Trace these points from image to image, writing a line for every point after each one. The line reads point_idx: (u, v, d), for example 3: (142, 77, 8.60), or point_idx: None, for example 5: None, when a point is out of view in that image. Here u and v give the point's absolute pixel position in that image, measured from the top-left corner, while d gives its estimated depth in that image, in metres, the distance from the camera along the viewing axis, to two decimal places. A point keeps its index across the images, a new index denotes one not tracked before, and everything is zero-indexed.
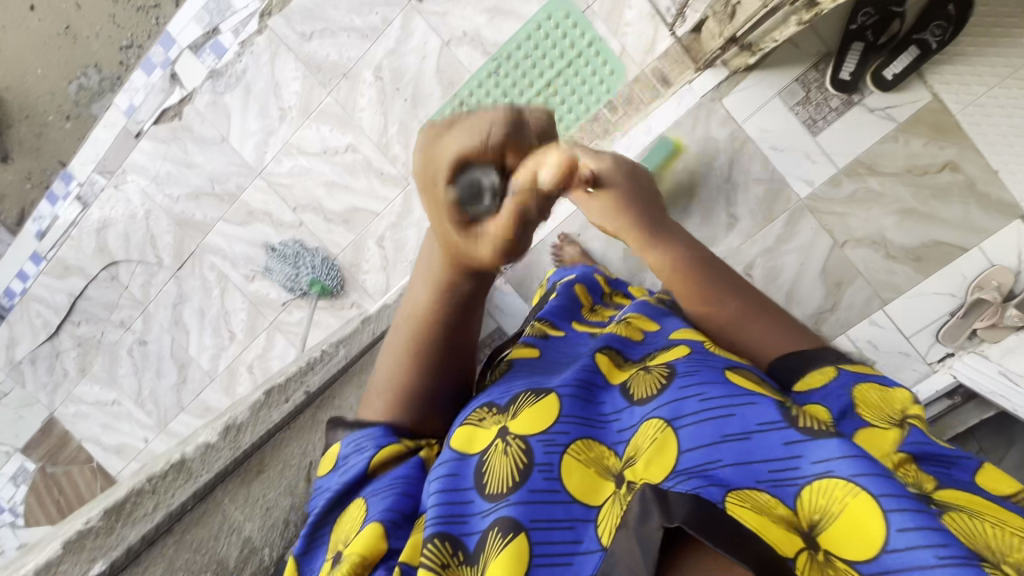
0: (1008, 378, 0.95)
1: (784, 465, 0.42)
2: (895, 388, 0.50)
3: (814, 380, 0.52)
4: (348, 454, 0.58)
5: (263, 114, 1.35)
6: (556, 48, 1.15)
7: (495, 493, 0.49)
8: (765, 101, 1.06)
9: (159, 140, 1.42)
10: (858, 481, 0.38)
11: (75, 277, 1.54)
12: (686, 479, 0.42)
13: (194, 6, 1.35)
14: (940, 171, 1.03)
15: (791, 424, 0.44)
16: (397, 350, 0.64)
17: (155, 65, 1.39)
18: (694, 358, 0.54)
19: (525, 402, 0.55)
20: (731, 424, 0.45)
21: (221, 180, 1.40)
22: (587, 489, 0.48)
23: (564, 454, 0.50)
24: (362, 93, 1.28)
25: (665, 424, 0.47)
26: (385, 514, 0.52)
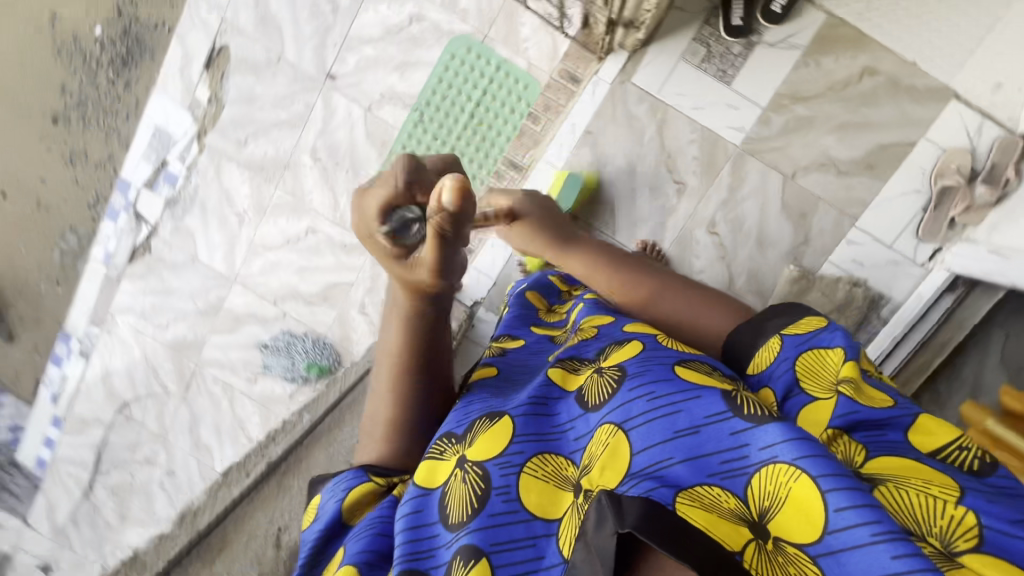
0: (998, 254, 0.95)
1: (733, 455, 0.43)
2: (835, 347, 0.53)
3: (764, 359, 0.56)
4: (327, 501, 0.60)
5: (223, 225, 1.39)
6: (468, 83, 1.22)
7: (455, 524, 0.51)
8: (672, 66, 1.06)
9: (138, 277, 1.48)
10: (801, 463, 0.40)
11: (95, 427, 1.59)
12: (638, 483, 0.44)
13: (140, 147, 1.46)
14: (861, 80, 1.04)
15: (736, 413, 0.45)
16: (387, 391, 0.65)
17: (118, 210, 1.50)
18: (643, 360, 0.56)
19: (481, 428, 0.56)
20: (679, 420, 0.47)
21: (201, 297, 1.45)
22: (547, 504, 0.50)
23: (520, 474, 0.51)
24: (306, 178, 1.33)
25: (615, 429, 0.49)
26: (360, 555, 0.53)
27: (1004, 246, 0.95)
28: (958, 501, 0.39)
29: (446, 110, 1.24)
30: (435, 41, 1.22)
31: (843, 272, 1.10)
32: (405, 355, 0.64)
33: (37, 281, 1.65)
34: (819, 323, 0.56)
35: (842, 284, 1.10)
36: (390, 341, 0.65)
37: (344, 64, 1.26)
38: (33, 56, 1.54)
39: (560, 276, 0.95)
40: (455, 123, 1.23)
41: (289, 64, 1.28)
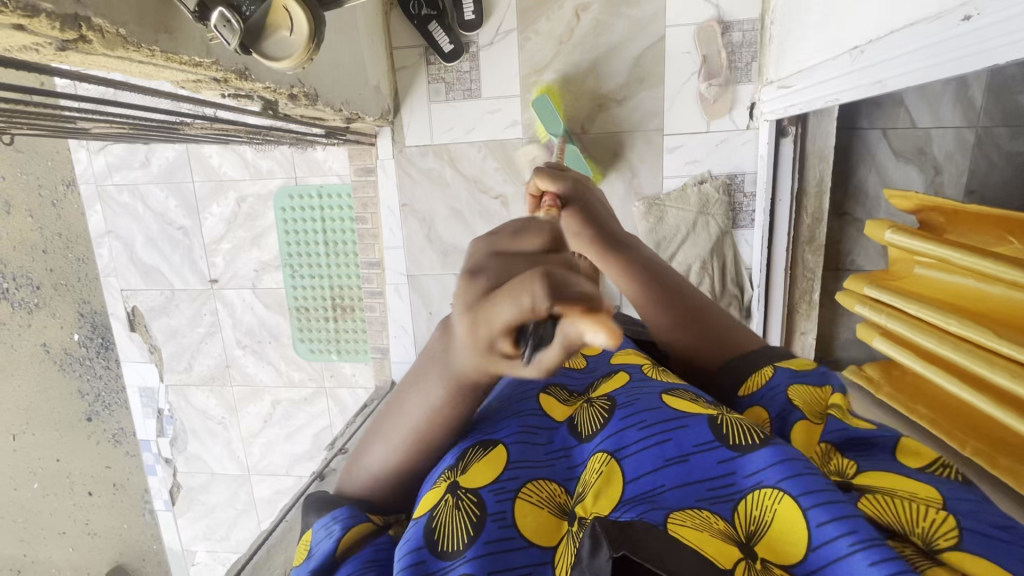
0: (784, 85, 0.93)
1: (721, 481, 0.38)
2: (827, 385, 0.45)
3: (755, 382, 0.47)
4: (319, 537, 0.46)
5: (215, 436, 1.59)
6: (307, 219, 1.34)
7: (450, 551, 0.39)
8: (429, 114, 1.14)
9: (185, 511, 1.68)
10: (783, 486, 0.35)
11: None
12: (632, 507, 0.37)
13: (136, 408, 1.62)
14: (580, 19, 1.05)
15: (723, 440, 0.39)
16: (399, 448, 0.46)
17: (153, 464, 1.66)
18: (635, 383, 0.48)
19: (474, 455, 0.44)
20: (668, 447, 0.40)
21: (236, 499, 1.64)
22: (546, 530, 0.40)
23: (517, 499, 0.41)
24: (247, 366, 1.50)
25: (608, 456, 0.42)
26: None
27: (786, 75, 0.92)
28: (940, 507, 0.33)
29: (307, 250, 1.37)
30: (264, 206, 1.37)
31: (686, 177, 1.10)
32: (430, 424, 0.44)
33: (151, 539, 1.73)
34: (804, 363, 0.48)
35: (690, 189, 1.10)
36: (419, 399, 0.43)
37: (216, 266, 1.44)
38: (27, 371, 1.51)
39: None
40: (319, 256, 1.36)
41: (181, 291, 1.47)
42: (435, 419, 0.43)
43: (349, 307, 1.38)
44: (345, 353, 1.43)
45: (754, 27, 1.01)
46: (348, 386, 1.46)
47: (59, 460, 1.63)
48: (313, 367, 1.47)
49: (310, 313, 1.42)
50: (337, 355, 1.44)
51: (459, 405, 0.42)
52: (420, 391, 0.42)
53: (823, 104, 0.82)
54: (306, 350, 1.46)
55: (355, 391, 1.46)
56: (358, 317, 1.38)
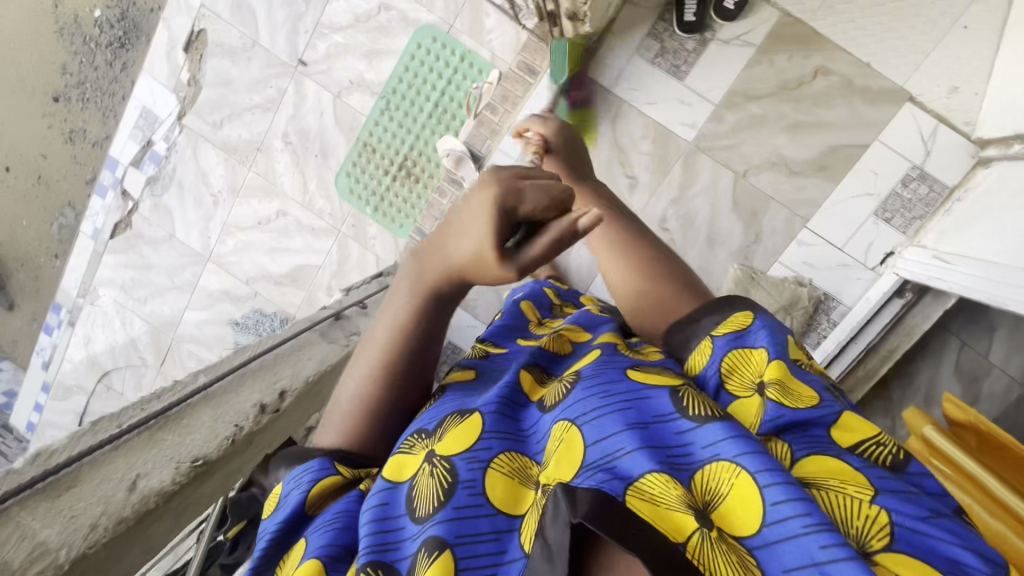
0: (941, 258, 0.95)
1: (678, 451, 0.39)
2: (759, 347, 0.45)
3: (697, 361, 0.47)
4: (287, 489, 0.50)
5: (199, 204, 1.44)
6: (434, 72, 1.24)
7: (422, 515, 0.43)
8: (626, 62, 1.07)
9: (120, 252, 1.52)
10: (741, 460, 0.36)
11: (77, 395, 1.66)
12: (590, 474, 0.38)
13: (127, 125, 1.44)
14: (813, 79, 1.02)
15: (683, 412, 0.41)
16: (367, 378, 0.57)
17: (107, 187, 1.49)
18: (605, 360, 0.48)
19: (451, 423, 0.48)
20: (630, 412, 0.41)
21: (178, 272, 1.49)
22: (509, 499, 0.43)
23: (486, 469, 0.44)
24: (277, 160, 1.37)
25: (568, 425, 0.42)
26: (326, 548, 0.45)
27: (947, 250, 0.95)
28: (873, 497, 0.34)
29: (412, 99, 1.26)
30: (402, 31, 1.24)
31: (794, 273, 1.11)
32: (391, 337, 0.58)
33: (40, 253, 1.63)
34: (741, 320, 0.47)
35: (788, 285, 1.10)
36: (389, 317, 0.59)
37: (314, 50, 1.29)
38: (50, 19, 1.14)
39: (554, 288, 0.87)
40: (421, 112, 1.26)
41: (263, 50, 1.32)
42: (392, 339, 0.57)
43: (416, 176, 1.30)
44: (380, 214, 1.34)
45: (942, 192, 1.02)
46: (363, 245, 1.37)
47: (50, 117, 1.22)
48: (341, 207, 1.36)
49: (373, 155, 1.31)
50: (372, 212, 1.35)
51: (420, 319, 0.58)
52: (391, 305, 0.59)
53: (983, 296, 0.85)
54: (345, 187, 1.35)
55: (367, 253, 1.37)
56: (418, 190, 1.30)
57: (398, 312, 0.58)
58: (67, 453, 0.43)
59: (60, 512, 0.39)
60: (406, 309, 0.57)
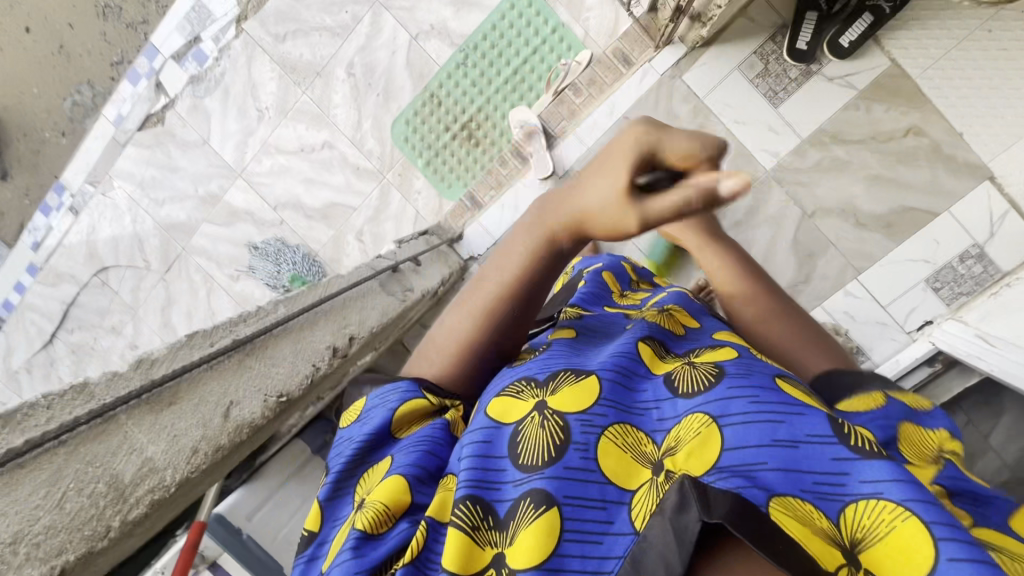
0: (983, 339, 0.91)
1: (828, 479, 0.37)
2: (936, 429, 0.47)
3: (861, 403, 0.47)
4: (371, 405, 0.52)
5: (242, 116, 1.36)
6: (521, 37, 1.18)
7: (527, 464, 0.43)
8: (726, 74, 1.05)
9: (144, 147, 1.44)
10: (908, 505, 0.34)
11: (68, 283, 1.59)
12: (726, 476, 0.37)
13: (177, 15, 1.34)
14: (904, 137, 1.01)
15: (842, 439, 0.38)
16: (471, 321, 0.54)
17: (140, 75, 1.40)
18: (747, 361, 0.48)
19: (565, 379, 0.47)
20: (779, 428, 0.39)
21: (204, 181, 1.42)
22: (623, 473, 0.42)
23: (601, 436, 0.43)
24: (335, 89, 1.30)
25: (709, 419, 0.41)
26: (410, 468, 0.47)
27: (991, 333, 0.91)
28: None
29: (492, 59, 1.21)
30: None
31: (832, 320, 1.10)
32: (508, 287, 0.53)
33: (43, 125, 1.56)
34: (873, 399, 0.47)
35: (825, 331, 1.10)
36: (504, 256, 0.53)
37: None
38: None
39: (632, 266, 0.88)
40: (498, 76, 1.21)
41: None
42: (504, 283, 0.53)
43: (477, 139, 1.25)
44: (431, 169, 1.30)
45: (994, 274, 1.01)
46: (406, 197, 1.33)
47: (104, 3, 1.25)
48: (391, 153, 1.31)
49: (438, 108, 1.26)
50: (423, 165, 1.30)
51: (535, 267, 0.52)
52: (510, 246, 0.54)
53: (1021, 385, 0.79)
54: (401, 134, 1.29)
55: (408, 206, 1.33)
56: (476, 154, 1.26)
57: (513, 257, 0.52)
58: (165, 370, 0.54)
59: (163, 429, 0.52)
60: (523, 256, 0.52)
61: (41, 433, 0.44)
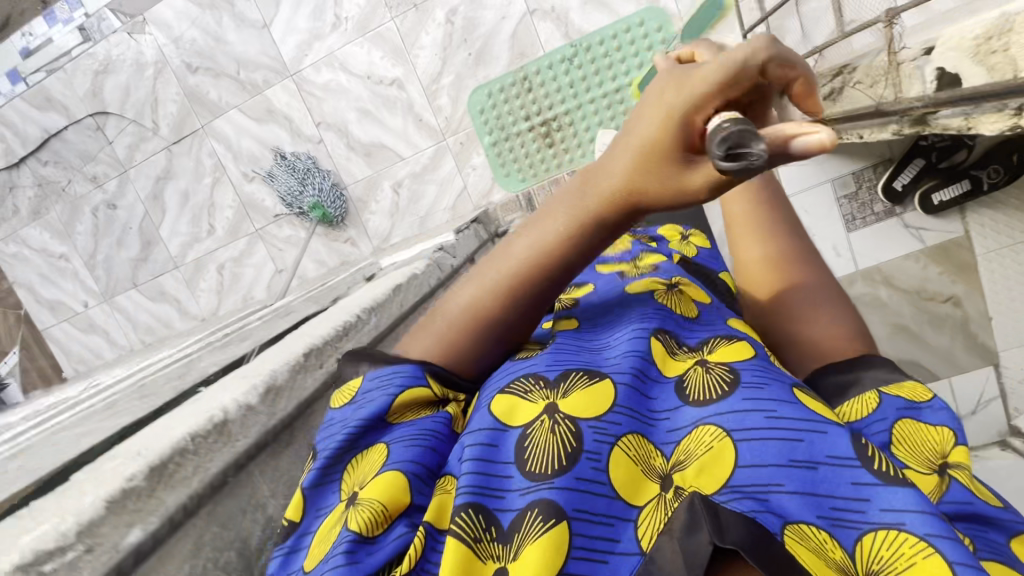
0: None
1: (849, 504, 0.24)
2: (940, 425, 0.29)
3: (849, 411, 0.31)
4: (367, 387, 0.34)
5: (315, 16, 1.23)
6: (637, 57, 1.11)
7: (534, 469, 0.27)
8: (816, 183, 1.10)
9: (194, 3, 1.27)
10: (934, 542, 0.22)
11: (55, 113, 1.41)
12: (743, 496, 0.23)
13: None
14: (943, 302, 1.05)
15: (867, 462, 0.24)
16: (475, 309, 0.36)
17: None
18: (771, 363, 0.30)
19: (577, 382, 0.31)
20: (799, 445, 0.25)
21: (249, 67, 1.29)
22: (631, 483, 0.27)
23: (616, 444, 0.28)
24: (428, 30, 1.20)
25: (724, 430, 0.27)
26: (411, 465, 0.30)
27: None
28: None
29: (600, 67, 1.13)
30: None
31: None
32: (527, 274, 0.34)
33: None
34: (919, 390, 0.31)
35: None
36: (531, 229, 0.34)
37: None
38: None
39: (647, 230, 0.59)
40: (599, 86, 1.13)
41: None
42: (520, 272, 0.34)
43: (551, 139, 1.17)
44: (495, 150, 1.22)
45: None
46: (458, 168, 1.26)
47: None
48: (460, 119, 1.23)
49: (526, 94, 1.17)
50: (489, 141, 1.21)
51: (573, 256, 0.33)
52: (543, 213, 0.34)
53: None
54: (478, 104, 1.21)
55: (457, 178, 1.27)
56: (546, 154, 1.19)
57: (542, 237, 0.33)
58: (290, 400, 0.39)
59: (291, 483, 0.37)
60: (558, 244, 0.33)
61: (193, 500, 0.30)
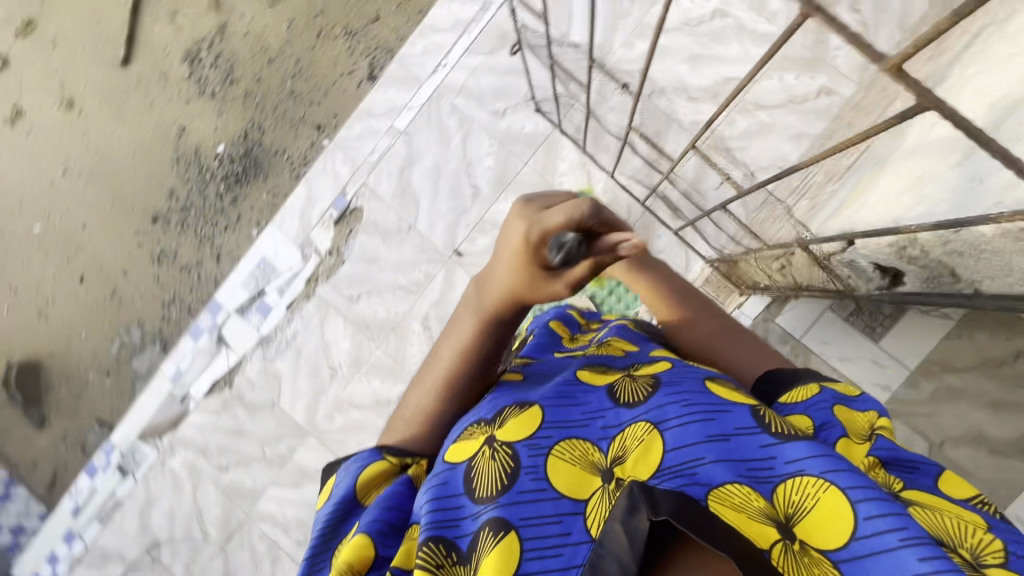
0: None
1: (761, 464, 0.46)
2: (863, 409, 0.56)
3: (799, 395, 0.58)
4: (339, 480, 0.60)
5: (313, 375, 1.36)
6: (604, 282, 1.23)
7: (482, 496, 0.51)
8: (817, 316, 1.08)
9: (210, 411, 1.42)
10: (827, 477, 0.43)
11: (113, 563, 1.45)
12: (670, 478, 0.46)
13: (242, 274, 1.46)
14: (1016, 361, 0.97)
15: (766, 429, 0.48)
16: (430, 392, 0.66)
17: (203, 330, 1.47)
18: (680, 371, 0.58)
19: (511, 413, 0.56)
20: (712, 426, 0.49)
21: (272, 443, 1.37)
22: (574, 485, 0.50)
23: (547, 456, 0.52)
24: (412, 341, 1.32)
25: (650, 427, 0.51)
26: (375, 526, 0.54)
27: None
28: (987, 531, 0.44)
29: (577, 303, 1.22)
30: None
31: None
32: (459, 359, 0.65)
33: (90, 367, 1.57)
34: (848, 390, 0.59)
35: None
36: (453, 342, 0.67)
37: (472, 243, 1.32)
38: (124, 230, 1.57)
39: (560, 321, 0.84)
40: None
41: (418, 235, 1.35)
42: (452, 361, 0.65)
43: None
44: None
45: None
46: None
47: (122, 274, 1.57)
48: None
49: None
50: None
51: (481, 341, 0.65)
52: (458, 327, 0.67)
53: None
54: None
55: None
56: None
57: (461, 337, 0.66)
58: None
59: None
60: (471, 337, 0.65)
61: None
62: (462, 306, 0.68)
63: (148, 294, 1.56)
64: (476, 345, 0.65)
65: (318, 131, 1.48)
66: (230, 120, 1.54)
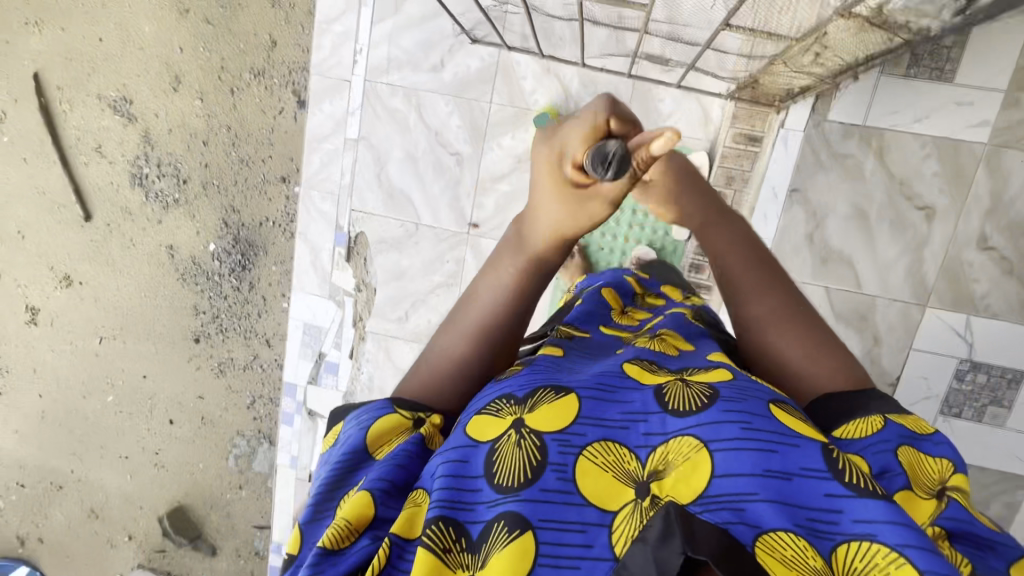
0: None
1: (822, 514, 0.37)
2: (937, 455, 0.43)
3: (857, 429, 0.45)
4: (348, 429, 0.48)
5: None
6: None
7: (502, 485, 0.40)
8: (875, 87, 0.97)
9: None
10: (905, 550, 0.34)
11: None
12: (717, 509, 0.37)
13: (295, 345, 1.44)
14: None
15: (838, 475, 0.38)
16: (462, 338, 0.53)
17: (292, 414, 1.49)
18: (743, 384, 0.45)
19: (546, 397, 0.44)
20: (774, 458, 0.39)
21: None
22: (605, 492, 0.40)
23: (580, 456, 0.41)
24: None
25: (700, 444, 0.40)
26: (377, 483, 0.43)
27: None
28: None
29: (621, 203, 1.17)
30: None
31: None
32: (493, 311, 0.53)
33: (224, 489, 1.65)
34: (923, 427, 0.45)
35: None
36: (495, 281, 0.54)
37: (482, 209, 1.27)
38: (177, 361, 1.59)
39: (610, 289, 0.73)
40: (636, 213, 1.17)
41: (428, 229, 1.29)
42: (490, 308, 0.53)
43: None
44: None
45: None
46: None
47: (200, 399, 1.60)
48: None
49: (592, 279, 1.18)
50: None
51: (522, 285, 0.53)
52: (497, 269, 0.54)
53: None
54: None
55: None
56: None
57: (501, 276, 0.54)
58: None
59: None
60: (514, 277, 0.53)
61: None
62: (502, 244, 0.56)
63: (229, 406, 1.59)
64: (519, 291, 0.53)
65: (286, 183, 1.43)
66: (202, 211, 1.49)
